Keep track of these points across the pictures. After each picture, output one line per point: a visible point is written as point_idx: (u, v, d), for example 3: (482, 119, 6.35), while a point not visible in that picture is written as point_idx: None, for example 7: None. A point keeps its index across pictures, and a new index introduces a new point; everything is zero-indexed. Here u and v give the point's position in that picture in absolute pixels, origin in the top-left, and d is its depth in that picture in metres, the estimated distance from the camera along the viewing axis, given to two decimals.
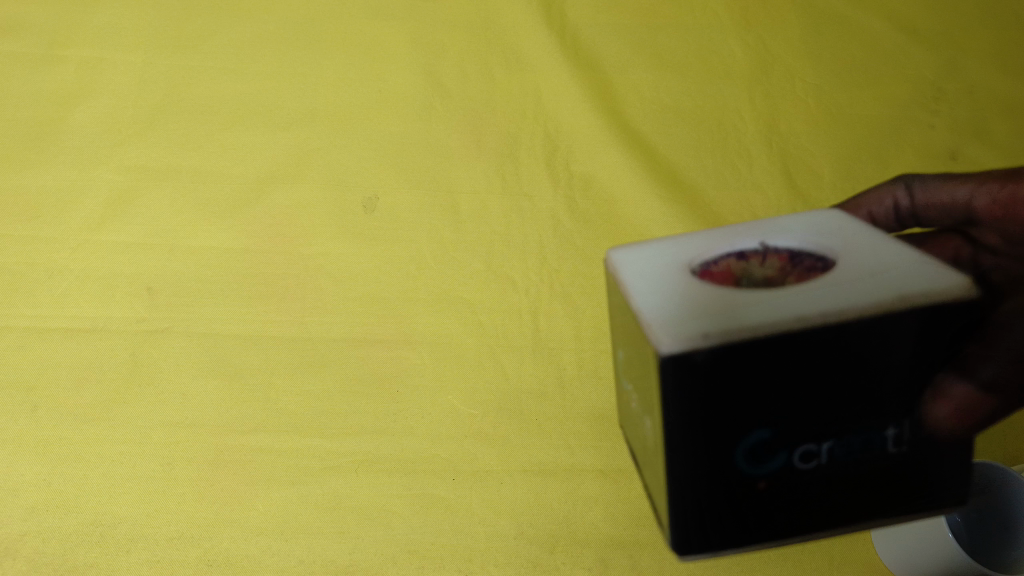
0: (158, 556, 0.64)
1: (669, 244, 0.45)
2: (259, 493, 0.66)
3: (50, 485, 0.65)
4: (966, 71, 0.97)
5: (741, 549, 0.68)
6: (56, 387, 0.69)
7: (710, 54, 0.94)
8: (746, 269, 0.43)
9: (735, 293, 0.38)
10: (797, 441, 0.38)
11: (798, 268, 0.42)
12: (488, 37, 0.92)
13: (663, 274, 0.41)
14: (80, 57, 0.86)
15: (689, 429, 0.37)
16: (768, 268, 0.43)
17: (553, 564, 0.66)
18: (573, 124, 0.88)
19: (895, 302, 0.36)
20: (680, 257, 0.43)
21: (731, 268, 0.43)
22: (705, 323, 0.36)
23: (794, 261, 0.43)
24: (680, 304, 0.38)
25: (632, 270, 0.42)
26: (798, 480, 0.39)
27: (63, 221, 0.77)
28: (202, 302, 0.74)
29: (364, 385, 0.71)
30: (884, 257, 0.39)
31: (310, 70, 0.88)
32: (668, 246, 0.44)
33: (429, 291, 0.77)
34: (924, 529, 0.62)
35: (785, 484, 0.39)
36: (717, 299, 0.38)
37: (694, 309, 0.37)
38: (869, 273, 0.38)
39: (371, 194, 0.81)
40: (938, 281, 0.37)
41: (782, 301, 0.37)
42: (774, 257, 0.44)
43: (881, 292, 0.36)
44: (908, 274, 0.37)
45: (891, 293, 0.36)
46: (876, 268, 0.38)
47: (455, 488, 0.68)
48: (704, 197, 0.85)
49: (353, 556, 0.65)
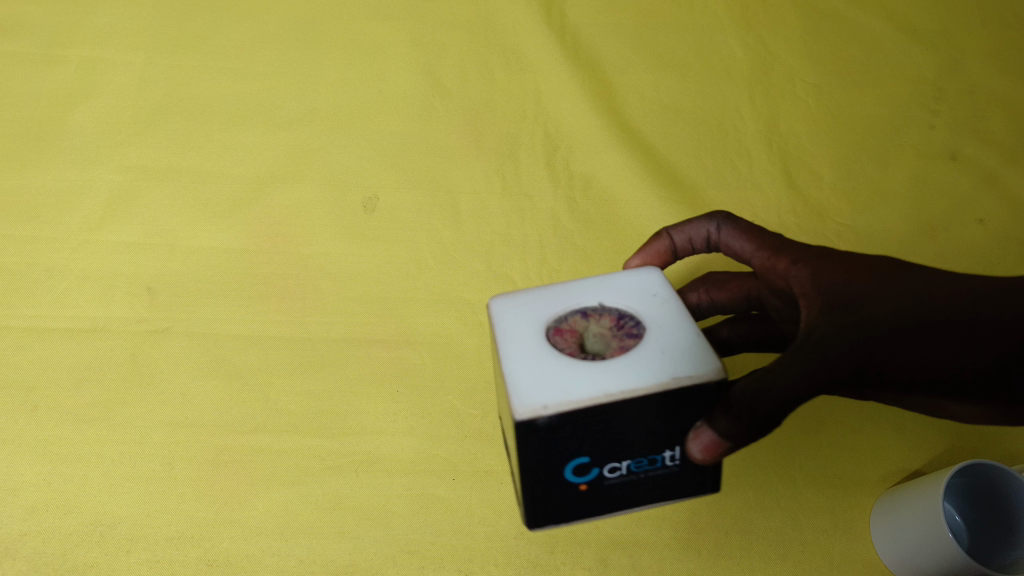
0: (158, 556, 0.61)
1: (538, 296, 0.55)
2: (259, 492, 0.65)
3: (50, 484, 0.64)
4: (964, 71, 0.97)
5: (741, 549, 0.67)
6: (55, 387, 0.68)
7: (709, 55, 0.95)
8: (591, 332, 0.53)
9: (569, 364, 0.49)
10: (609, 458, 0.51)
11: (624, 333, 0.53)
12: (488, 38, 0.93)
13: (520, 338, 0.51)
14: (81, 57, 0.86)
15: (525, 458, 0.49)
16: (603, 328, 0.53)
17: (553, 565, 0.64)
18: (573, 123, 0.88)
19: (670, 383, 0.48)
20: (539, 318, 0.53)
21: (579, 330, 0.53)
22: (543, 391, 0.48)
23: (624, 322, 0.53)
24: (530, 375, 0.49)
25: (507, 330, 0.52)
26: (608, 485, 0.54)
27: (64, 221, 0.77)
28: (203, 302, 0.74)
29: (364, 385, 0.71)
30: (676, 339, 0.50)
31: (311, 70, 0.89)
32: (532, 301, 0.54)
33: (430, 292, 0.77)
34: (920, 531, 0.63)
35: (599, 486, 0.54)
36: (552, 372, 0.49)
37: (538, 364, 0.49)
38: (658, 353, 0.49)
39: (371, 194, 0.82)
40: (687, 363, 0.49)
41: (598, 376, 0.48)
42: (610, 319, 0.53)
43: (663, 374, 0.48)
44: (687, 358, 0.49)
45: (666, 374, 0.48)
46: (663, 349, 0.50)
47: (456, 488, 0.67)
48: (704, 197, 0.85)
49: (353, 557, 0.62)
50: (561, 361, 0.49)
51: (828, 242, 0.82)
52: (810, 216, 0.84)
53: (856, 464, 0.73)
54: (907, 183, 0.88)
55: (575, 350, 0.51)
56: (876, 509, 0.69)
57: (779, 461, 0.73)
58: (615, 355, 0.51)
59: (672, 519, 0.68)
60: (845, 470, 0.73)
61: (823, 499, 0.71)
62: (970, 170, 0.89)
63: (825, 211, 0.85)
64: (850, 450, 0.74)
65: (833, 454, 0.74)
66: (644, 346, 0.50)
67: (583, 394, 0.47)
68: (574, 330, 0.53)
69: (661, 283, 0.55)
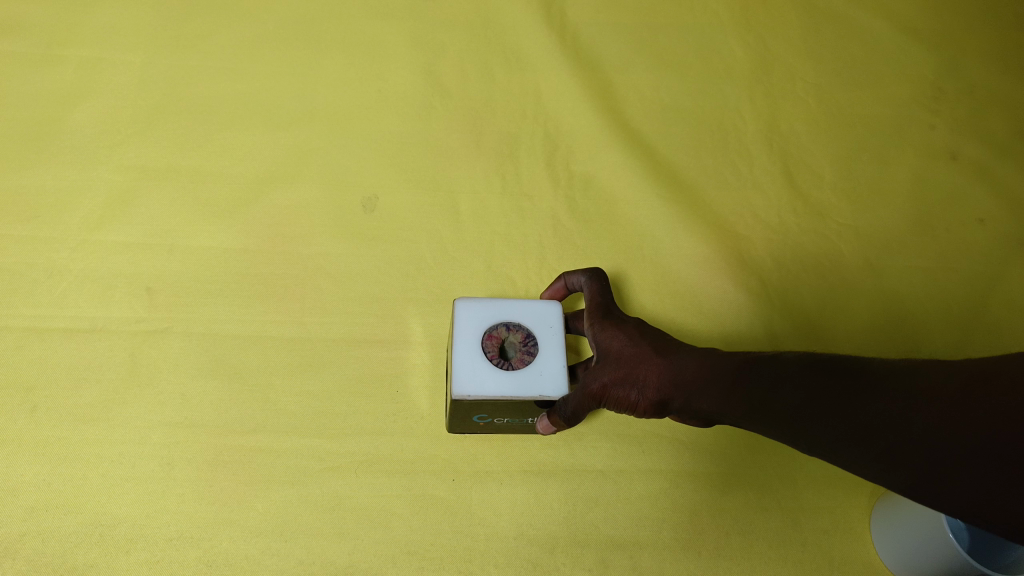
0: (158, 557, 0.62)
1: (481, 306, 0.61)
2: (259, 493, 0.65)
3: (49, 485, 0.64)
4: (964, 71, 0.97)
5: (741, 549, 0.68)
6: (55, 387, 0.68)
7: (710, 54, 0.95)
8: (507, 339, 0.60)
9: (483, 364, 0.58)
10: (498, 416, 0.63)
11: (527, 347, 0.60)
12: (488, 37, 0.93)
13: (461, 337, 0.59)
14: (80, 57, 0.86)
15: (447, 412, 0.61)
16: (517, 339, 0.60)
17: (552, 565, 0.65)
18: (574, 123, 0.88)
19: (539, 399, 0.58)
20: (477, 322, 0.60)
21: (501, 338, 0.60)
22: (461, 381, 0.57)
23: (530, 341, 0.60)
24: (456, 367, 0.58)
25: (456, 328, 0.60)
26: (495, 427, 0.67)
27: (64, 221, 0.76)
28: (202, 302, 0.73)
29: (364, 385, 0.71)
30: (555, 362, 0.59)
31: (311, 70, 0.88)
32: (477, 311, 0.61)
33: (429, 291, 0.76)
34: (922, 532, 0.63)
35: (492, 424, 0.66)
36: (470, 368, 0.58)
37: (461, 358, 0.58)
38: (540, 375, 0.58)
39: (370, 194, 0.81)
40: (556, 388, 0.58)
41: (497, 380, 0.58)
42: (521, 333, 0.60)
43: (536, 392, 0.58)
44: (556, 379, 0.59)
45: (539, 392, 0.58)
46: (542, 371, 0.59)
47: (455, 488, 0.67)
48: (704, 197, 0.85)
49: (352, 557, 0.64)
50: (478, 360, 0.58)
51: (827, 244, 0.83)
52: (810, 216, 0.85)
53: None
54: (907, 184, 0.88)
55: (495, 354, 0.59)
56: (877, 510, 0.69)
57: (780, 461, 0.72)
58: (517, 364, 0.59)
59: (672, 520, 0.68)
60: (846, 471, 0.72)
61: (823, 500, 0.71)
62: (969, 171, 0.90)
63: (825, 211, 0.85)
64: None
65: None
66: (534, 365, 0.59)
67: (486, 390, 0.57)
68: (498, 338, 0.60)
69: (558, 315, 0.62)
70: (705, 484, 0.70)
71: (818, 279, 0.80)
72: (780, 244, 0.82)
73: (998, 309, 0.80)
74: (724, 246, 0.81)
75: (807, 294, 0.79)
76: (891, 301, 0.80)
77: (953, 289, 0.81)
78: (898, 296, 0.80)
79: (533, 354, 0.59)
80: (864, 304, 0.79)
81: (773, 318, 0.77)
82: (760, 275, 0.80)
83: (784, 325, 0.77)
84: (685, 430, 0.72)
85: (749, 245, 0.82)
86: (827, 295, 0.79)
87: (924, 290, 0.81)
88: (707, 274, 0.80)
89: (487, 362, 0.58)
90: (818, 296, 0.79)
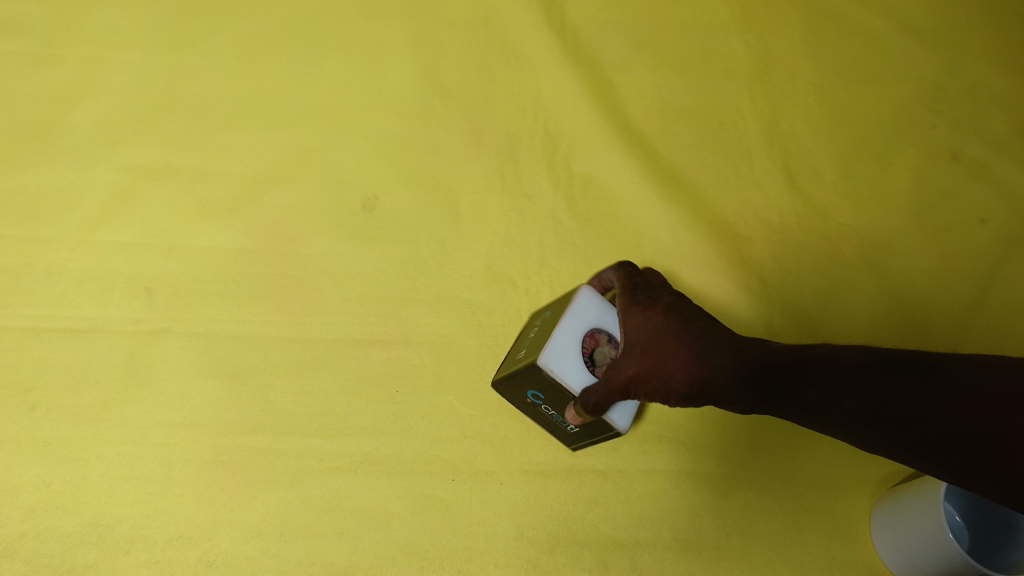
0: (157, 557, 0.62)
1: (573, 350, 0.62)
2: (258, 493, 0.65)
3: (49, 485, 0.64)
4: (966, 70, 0.97)
5: (741, 550, 0.68)
6: (54, 388, 0.68)
7: (710, 54, 0.94)
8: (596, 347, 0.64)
9: (574, 348, 0.62)
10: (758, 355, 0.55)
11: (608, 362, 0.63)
12: (488, 36, 0.93)
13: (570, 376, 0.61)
14: (79, 57, 0.85)
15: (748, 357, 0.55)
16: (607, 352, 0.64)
17: (553, 565, 0.65)
18: (573, 122, 0.88)
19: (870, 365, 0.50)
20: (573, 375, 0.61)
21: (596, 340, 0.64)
22: (551, 351, 0.61)
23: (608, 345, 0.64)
24: (553, 336, 0.62)
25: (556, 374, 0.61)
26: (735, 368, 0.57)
27: (63, 221, 0.76)
28: (201, 303, 0.73)
29: (363, 385, 0.71)
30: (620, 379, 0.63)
31: (310, 70, 0.88)
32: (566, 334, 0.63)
33: (428, 291, 0.76)
34: (923, 535, 0.63)
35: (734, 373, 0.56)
36: (561, 343, 0.62)
37: (575, 316, 0.63)
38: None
39: (370, 194, 0.81)
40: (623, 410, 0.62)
41: (575, 370, 0.62)
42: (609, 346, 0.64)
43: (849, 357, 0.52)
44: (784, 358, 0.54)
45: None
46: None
47: (455, 489, 0.67)
48: (704, 197, 0.85)
49: (352, 557, 0.64)
50: (574, 326, 0.63)
51: (828, 244, 0.83)
52: (810, 216, 0.85)
53: (856, 465, 0.72)
54: (908, 184, 0.88)
55: (585, 350, 0.63)
56: (878, 511, 0.69)
57: (780, 462, 0.71)
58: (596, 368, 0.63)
59: (673, 521, 0.68)
60: (845, 471, 0.72)
61: (824, 501, 0.70)
62: (971, 170, 0.90)
63: (826, 211, 0.85)
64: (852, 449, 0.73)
65: (833, 454, 0.72)
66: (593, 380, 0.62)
67: (560, 375, 0.60)
68: (594, 339, 0.64)
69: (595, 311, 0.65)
70: (705, 484, 0.70)
71: (818, 280, 0.80)
72: (780, 244, 0.82)
73: (999, 310, 0.81)
74: (724, 247, 0.81)
75: (808, 294, 0.79)
76: (891, 301, 0.80)
77: (954, 290, 0.81)
78: (899, 296, 0.80)
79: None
80: (863, 305, 0.79)
81: (774, 317, 0.77)
82: (761, 275, 0.80)
83: (785, 324, 0.77)
84: (685, 430, 0.72)
85: (749, 246, 0.82)
86: (827, 296, 0.79)
87: (924, 291, 0.81)
88: (708, 274, 0.80)
89: (576, 344, 0.62)
90: (817, 297, 0.79)
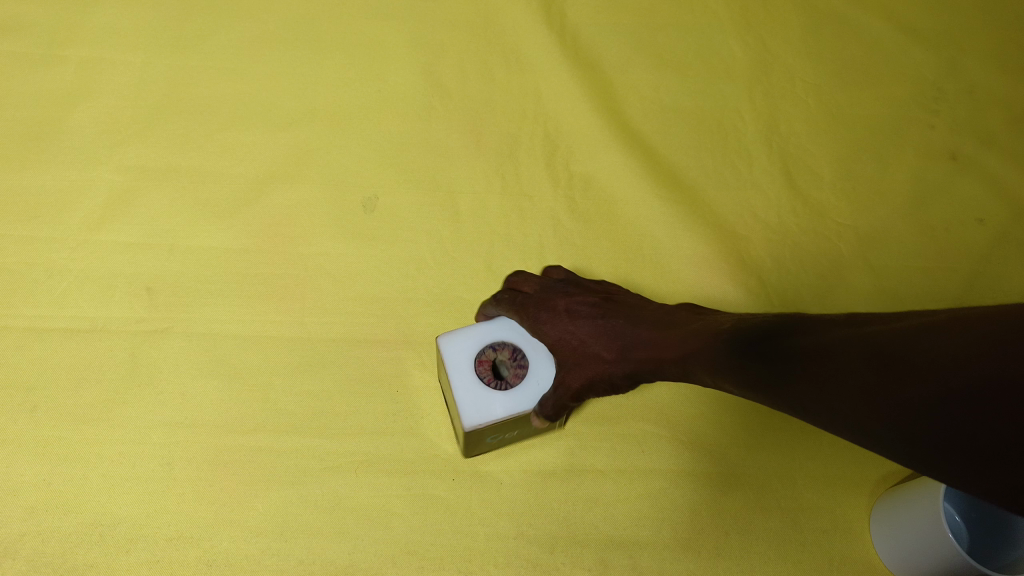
0: (157, 557, 0.63)
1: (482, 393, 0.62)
2: (258, 493, 0.65)
3: (49, 485, 0.64)
4: (964, 72, 0.97)
5: (741, 549, 0.68)
6: (54, 387, 0.68)
7: (710, 55, 0.95)
8: (496, 360, 0.64)
9: (483, 389, 0.62)
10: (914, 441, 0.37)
11: (519, 365, 0.64)
12: (488, 37, 0.93)
13: (506, 402, 0.62)
14: (80, 58, 0.86)
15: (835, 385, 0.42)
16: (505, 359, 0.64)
17: (553, 565, 0.66)
18: (573, 123, 0.88)
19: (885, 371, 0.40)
20: (499, 409, 0.61)
21: (491, 360, 0.64)
22: (469, 412, 0.61)
23: (516, 353, 0.64)
24: (460, 399, 0.61)
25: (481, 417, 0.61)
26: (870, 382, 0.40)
27: (64, 221, 0.76)
28: (202, 302, 0.73)
29: (363, 384, 0.71)
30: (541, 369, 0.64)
31: (311, 71, 0.88)
32: (461, 378, 0.62)
33: (428, 291, 0.76)
34: (923, 535, 0.62)
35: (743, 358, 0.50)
36: (473, 399, 0.61)
37: (450, 371, 0.62)
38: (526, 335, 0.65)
39: (370, 195, 0.81)
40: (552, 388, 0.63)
41: (501, 402, 0.62)
42: (508, 352, 0.64)
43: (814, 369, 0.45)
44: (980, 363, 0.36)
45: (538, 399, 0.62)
46: (539, 380, 0.63)
47: (455, 488, 0.67)
48: (704, 197, 0.85)
49: (352, 557, 0.64)
50: (466, 375, 0.62)
51: (827, 243, 0.83)
52: (809, 216, 0.85)
53: (855, 464, 0.72)
54: (907, 184, 0.89)
55: (488, 379, 0.63)
56: (876, 510, 0.69)
57: (780, 461, 0.71)
58: (511, 382, 0.63)
59: (672, 520, 0.69)
60: (845, 470, 0.72)
61: (823, 500, 0.70)
62: (970, 171, 0.90)
63: (825, 211, 0.86)
64: (849, 449, 0.73)
65: (832, 454, 0.72)
66: (527, 376, 0.63)
67: (492, 419, 0.61)
68: (488, 361, 0.64)
69: (476, 339, 0.64)
70: (705, 483, 0.70)
71: (817, 278, 0.81)
72: (779, 243, 0.83)
73: None
74: (724, 246, 0.82)
75: (808, 293, 0.80)
76: (891, 299, 0.80)
77: (953, 290, 0.82)
78: (899, 295, 0.81)
79: (526, 366, 0.64)
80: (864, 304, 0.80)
81: None
82: (761, 275, 0.80)
83: None
84: (684, 430, 0.72)
85: (748, 245, 0.82)
86: (828, 294, 0.80)
87: (923, 290, 0.82)
88: (707, 273, 0.80)
89: (482, 384, 0.62)
90: (818, 295, 0.80)
